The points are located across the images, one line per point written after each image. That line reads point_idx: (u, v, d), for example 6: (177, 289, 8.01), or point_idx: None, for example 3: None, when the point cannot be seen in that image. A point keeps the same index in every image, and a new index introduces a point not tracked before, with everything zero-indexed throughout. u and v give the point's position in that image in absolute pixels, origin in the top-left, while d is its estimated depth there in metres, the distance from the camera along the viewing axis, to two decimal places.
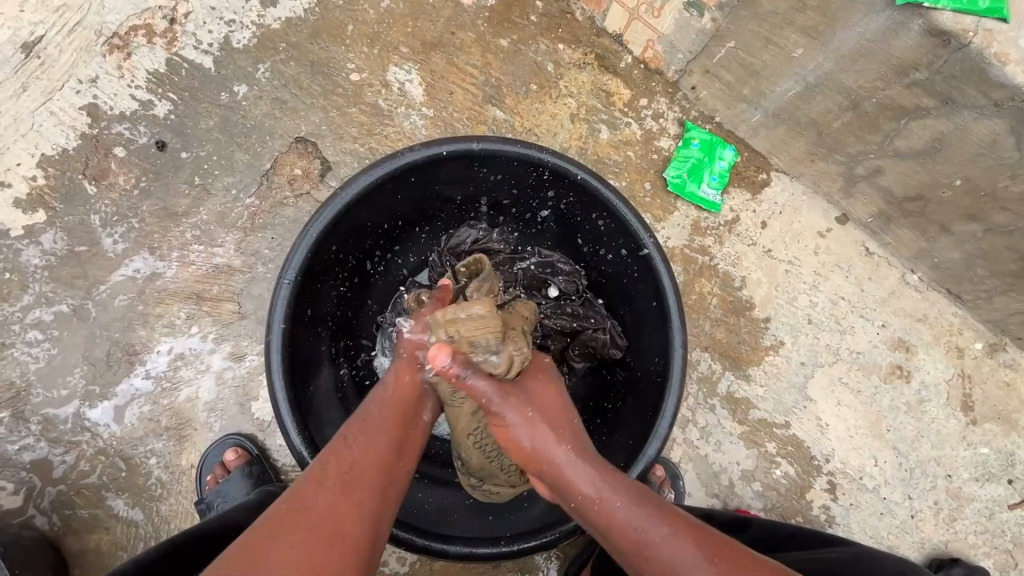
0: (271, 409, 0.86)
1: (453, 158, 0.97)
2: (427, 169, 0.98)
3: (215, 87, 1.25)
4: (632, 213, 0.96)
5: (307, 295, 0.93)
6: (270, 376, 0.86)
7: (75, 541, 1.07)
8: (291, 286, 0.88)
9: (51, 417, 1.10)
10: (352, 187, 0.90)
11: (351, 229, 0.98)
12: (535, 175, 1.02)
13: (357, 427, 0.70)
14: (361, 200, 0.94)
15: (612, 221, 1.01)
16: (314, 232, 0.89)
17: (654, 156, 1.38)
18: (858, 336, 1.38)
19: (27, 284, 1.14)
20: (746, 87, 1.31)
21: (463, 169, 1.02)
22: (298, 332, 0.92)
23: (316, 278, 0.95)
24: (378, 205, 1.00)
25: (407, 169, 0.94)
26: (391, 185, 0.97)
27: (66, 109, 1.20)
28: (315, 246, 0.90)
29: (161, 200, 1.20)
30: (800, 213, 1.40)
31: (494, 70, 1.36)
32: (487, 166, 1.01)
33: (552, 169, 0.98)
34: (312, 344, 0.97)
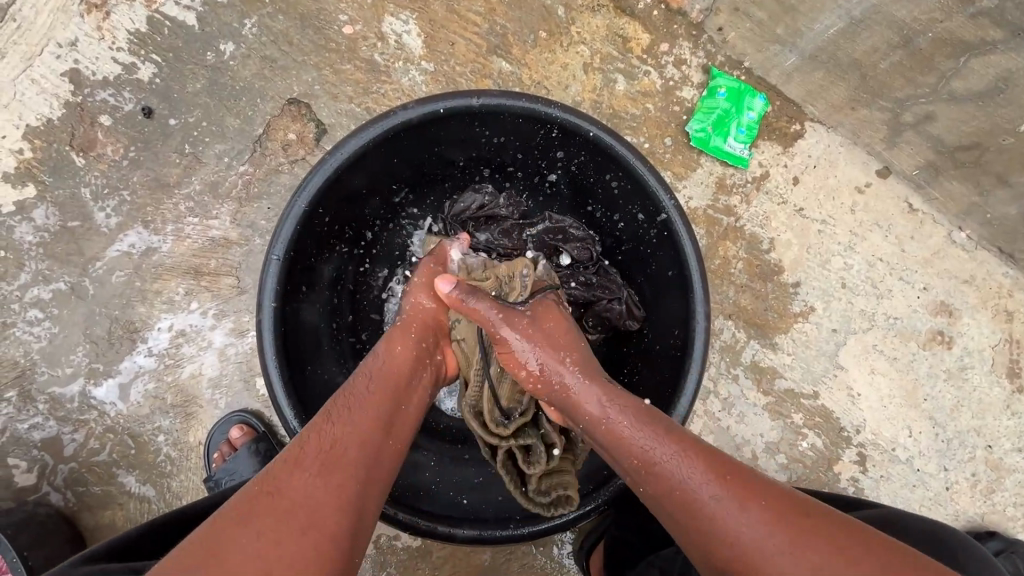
0: (266, 391, 0.82)
1: (452, 116, 0.88)
2: (424, 130, 0.90)
3: (200, 46, 1.17)
4: (651, 173, 0.87)
5: (300, 270, 0.88)
6: (264, 357, 0.82)
7: (90, 517, 1.08)
8: (280, 261, 0.83)
9: (58, 395, 1.09)
10: (341, 152, 0.83)
11: (344, 198, 0.91)
12: (542, 133, 0.93)
13: (341, 401, 0.71)
14: (353, 166, 0.87)
15: (629, 183, 0.92)
16: (303, 203, 0.83)
17: (676, 108, 1.27)
18: (897, 300, 1.28)
19: (23, 262, 1.11)
20: (780, 26, 1.16)
21: (463, 129, 0.93)
22: (292, 310, 0.87)
23: (309, 252, 0.89)
24: (372, 171, 0.92)
25: (400, 130, 0.86)
26: (386, 149, 0.89)
27: (47, 76, 1.14)
28: (304, 217, 0.84)
29: (152, 171, 1.15)
30: (837, 167, 1.28)
31: (499, 17, 1.24)
32: (489, 125, 0.92)
33: (562, 125, 0.89)
34: (309, 322, 0.93)
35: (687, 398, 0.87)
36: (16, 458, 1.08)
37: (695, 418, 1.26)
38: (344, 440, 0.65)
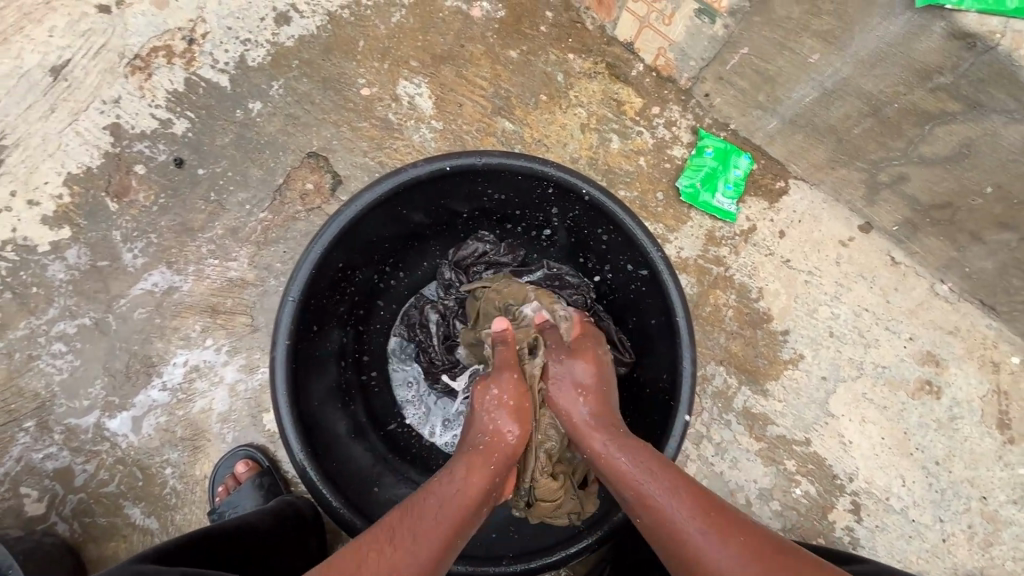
0: (275, 424, 0.87)
1: (458, 173, 0.96)
2: (432, 185, 0.98)
3: (231, 104, 1.29)
4: (640, 227, 0.94)
5: (313, 311, 0.95)
6: (276, 391, 0.87)
7: (94, 549, 1.10)
8: (296, 303, 0.89)
9: (73, 427, 1.14)
10: (356, 204, 0.91)
11: (356, 244, 0.99)
12: (541, 189, 1.01)
13: (414, 512, 0.70)
14: (366, 216, 0.95)
15: (619, 236, 1.00)
16: (319, 248, 0.90)
17: (667, 165, 1.36)
18: (884, 349, 1.33)
19: (53, 298, 1.18)
20: (761, 93, 1.27)
21: (468, 184, 1.01)
22: (304, 348, 0.93)
23: (323, 294, 0.96)
24: (383, 220, 1.00)
25: (411, 185, 0.94)
26: (396, 202, 0.97)
27: (90, 129, 1.25)
28: (319, 263, 0.91)
29: (179, 216, 1.24)
30: (820, 221, 1.35)
31: (504, 82, 1.36)
32: (492, 181, 1.00)
33: (558, 183, 0.97)
34: (319, 360, 0.98)
35: (675, 442, 0.91)
36: (28, 487, 1.11)
37: (690, 462, 1.28)
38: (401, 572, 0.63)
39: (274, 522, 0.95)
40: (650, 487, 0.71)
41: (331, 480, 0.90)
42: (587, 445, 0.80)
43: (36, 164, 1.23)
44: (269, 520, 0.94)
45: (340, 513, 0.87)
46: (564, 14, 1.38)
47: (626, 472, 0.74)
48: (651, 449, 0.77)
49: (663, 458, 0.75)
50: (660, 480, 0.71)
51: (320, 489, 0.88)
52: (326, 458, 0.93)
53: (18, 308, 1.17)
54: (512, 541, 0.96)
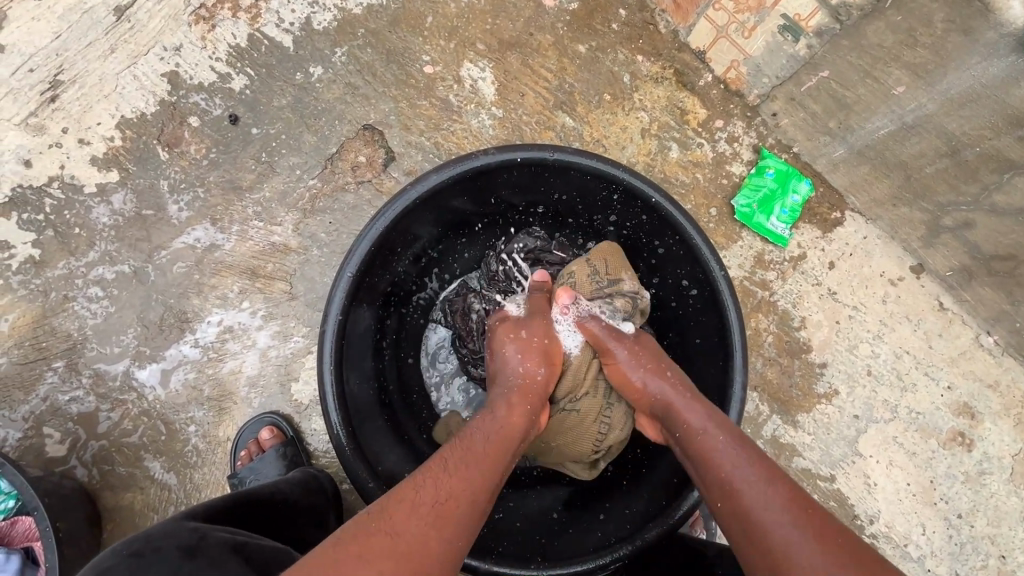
0: (317, 396, 0.86)
1: (527, 165, 0.94)
2: (498, 174, 0.96)
3: (292, 66, 1.26)
4: (706, 243, 0.91)
5: (365, 287, 0.93)
6: (322, 363, 0.87)
7: (111, 496, 1.09)
8: (352, 278, 0.88)
9: (102, 372, 1.13)
10: (422, 184, 0.89)
11: (413, 224, 0.97)
12: (605, 192, 0.99)
13: (466, 441, 0.74)
14: (429, 198, 0.93)
15: (680, 250, 0.97)
16: (380, 226, 0.89)
17: (724, 181, 1.33)
18: (920, 395, 1.30)
19: (94, 241, 1.17)
20: (833, 120, 1.23)
21: (532, 178, 0.99)
22: (352, 323, 0.92)
23: (376, 271, 0.95)
24: (443, 204, 0.98)
25: (477, 172, 0.92)
26: (459, 188, 0.96)
27: (148, 74, 1.23)
28: (378, 241, 0.90)
29: (228, 173, 1.22)
30: (871, 257, 1.32)
31: (569, 76, 1.33)
32: (557, 178, 0.98)
33: (626, 188, 0.94)
34: (364, 337, 0.97)
35: None
36: (51, 428, 1.10)
37: None
38: (458, 498, 0.66)
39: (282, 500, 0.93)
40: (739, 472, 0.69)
41: (366, 460, 0.88)
42: (678, 417, 0.80)
43: (90, 104, 1.21)
44: (298, 494, 0.92)
45: (373, 496, 0.85)
46: (638, 14, 1.34)
47: (717, 450, 0.72)
48: (749, 441, 0.74)
49: (759, 450, 0.72)
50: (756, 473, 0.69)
51: (353, 466, 0.86)
52: (364, 436, 0.91)
53: (58, 247, 1.16)
54: (535, 545, 0.94)
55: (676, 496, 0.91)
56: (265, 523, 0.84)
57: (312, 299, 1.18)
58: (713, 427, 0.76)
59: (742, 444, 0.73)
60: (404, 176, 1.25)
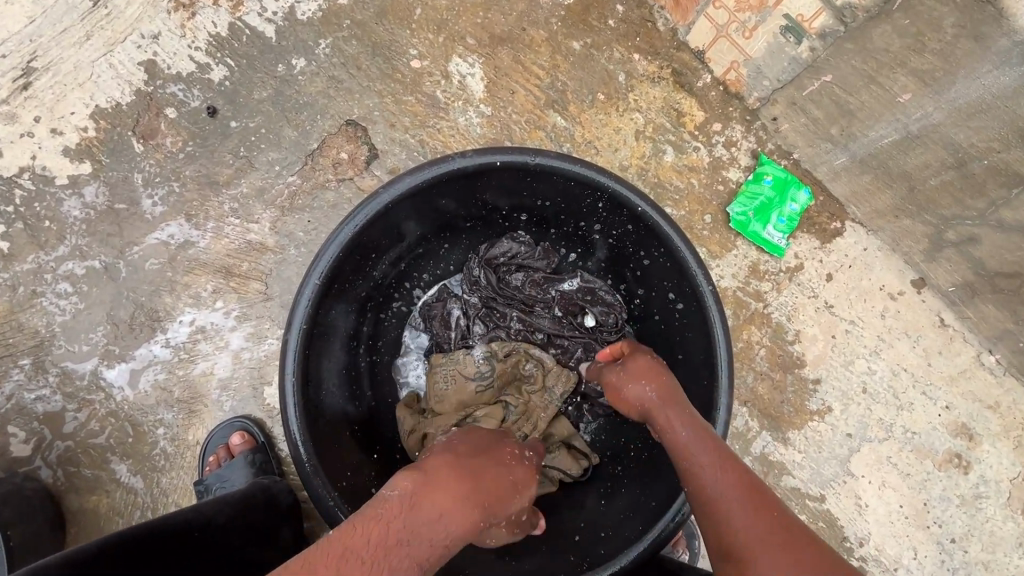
0: (279, 406, 0.82)
1: (508, 169, 0.90)
2: (477, 179, 0.92)
3: (274, 57, 1.21)
4: (693, 256, 0.87)
5: (334, 294, 0.90)
6: (284, 374, 0.83)
7: (75, 499, 1.06)
8: (318, 286, 0.84)
9: (69, 371, 1.09)
10: (394, 188, 0.85)
11: (387, 229, 0.93)
12: (590, 199, 0.94)
13: (408, 545, 0.61)
14: (403, 202, 0.89)
15: (667, 262, 0.93)
16: (349, 231, 0.85)
17: (720, 188, 1.28)
18: (916, 414, 1.26)
19: (64, 235, 1.13)
20: (836, 126, 1.18)
21: (514, 182, 0.94)
22: (320, 332, 0.89)
23: (347, 277, 0.91)
24: (419, 207, 0.94)
25: (454, 175, 0.88)
26: (435, 193, 0.91)
27: (125, 63, 1.19)
28: (347, 246, 0.86)
29: (205, 167, 1.18)
30: (870, 270, 1.28)
31: (562, 73, 1.28)
32: (541, 183, 0.94)
33: (612, 195, 0.89)
34: (333, 345, 0.93)
35: None
36: (15, 428, 1.07)
37: None
38: None
39: (241, 513, 0.88)
40: (715, 475, 0.71)
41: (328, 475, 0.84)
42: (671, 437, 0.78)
43: (64, 92, 1.17)
44: (228, 515, 0.86)
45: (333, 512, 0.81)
46: (635, 11, 1.29)
47: (707, 471, 0.72)
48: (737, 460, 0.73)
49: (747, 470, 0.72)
50: (729, 476, 0.71)
51: (312, 482, 0.81)
52: (330, 448, 0.88)
53: (28, 240, 1.12)
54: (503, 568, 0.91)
55: (653, 521, 0.86)
56: (178, 553, 0.76)
57: (288, 301, 1.14)
58: (703, 448, 0.74)
59: (730, 463, 0.72)
60: (387, 175, 1.21)
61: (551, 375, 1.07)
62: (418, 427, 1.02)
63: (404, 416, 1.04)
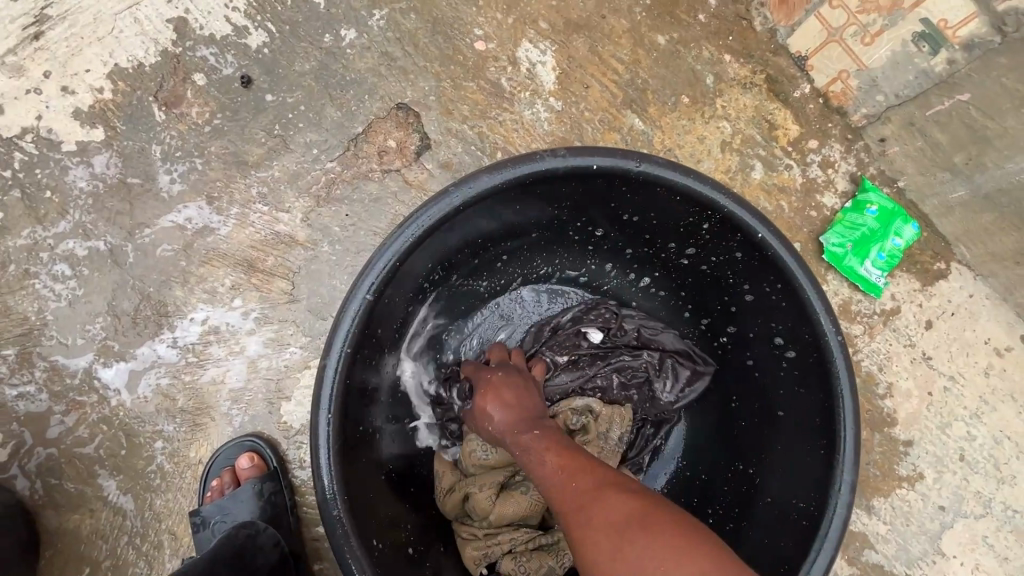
0: (310, 448, 0.68)
1: (602, 176, 0.75)
2: (562, 184, 0.77)
3: (321, 26, 1.07)
4: (823, 299, 0.72)
5: (383, 308, 0.76)
6: (320, 400, 0.69)
7: (53, 517, 0.91)
8: (369, 297, 0.71)
9: (59, 366, 0.94)
10: (469, 188, 0.71)
11: (451, 235, 0.79)
12: (693, 219, 0.79)
13: None
14: (475, 206, 0.74)
15: (781, 301, 0.77)
16: (412, 235, 0.71)
17: (812, 213, 1.12)
18: (1019, 490, 1.10)
19: (66, 209, 0.98)
20: (960, 154, 1.02)
21: (602, 192, 0.79)
22: (364, 353, 0.75)
23: (397, 291, 0.77)
24: (490, 214, 0.79)
25: (539, 179, 0.73)
26: (507, 199, 0.77)
27: (151, 19, 1.04)
28: (403, 257, 0.72)
29: (234, 144, 1.03)
30: (977, 320, 1.11)
31: (643, 69, 1.12)
32: (636, 194, 0.78)
33: (725, 217, 0.74)
34: (375, 368, 0.79)
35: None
36: None
37: None
38: None
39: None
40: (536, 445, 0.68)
41: (362, 535, 0.69)
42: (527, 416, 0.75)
43: (80, 46, 1.02)
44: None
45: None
46: (731, 5, 1.13)
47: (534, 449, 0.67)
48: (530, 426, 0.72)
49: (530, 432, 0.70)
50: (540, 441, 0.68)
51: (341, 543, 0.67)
52: (364, 498, 0.73)
53: (25, 212, 0.98)
54: None
55: None
56: None
57: (315, 306, 0.99)
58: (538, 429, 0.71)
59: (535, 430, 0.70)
60: (439, 169, 1.06)
61: (603, 420, 0.91)
62: (459, 486, 0.85)
63: (442, 471, 0.88)
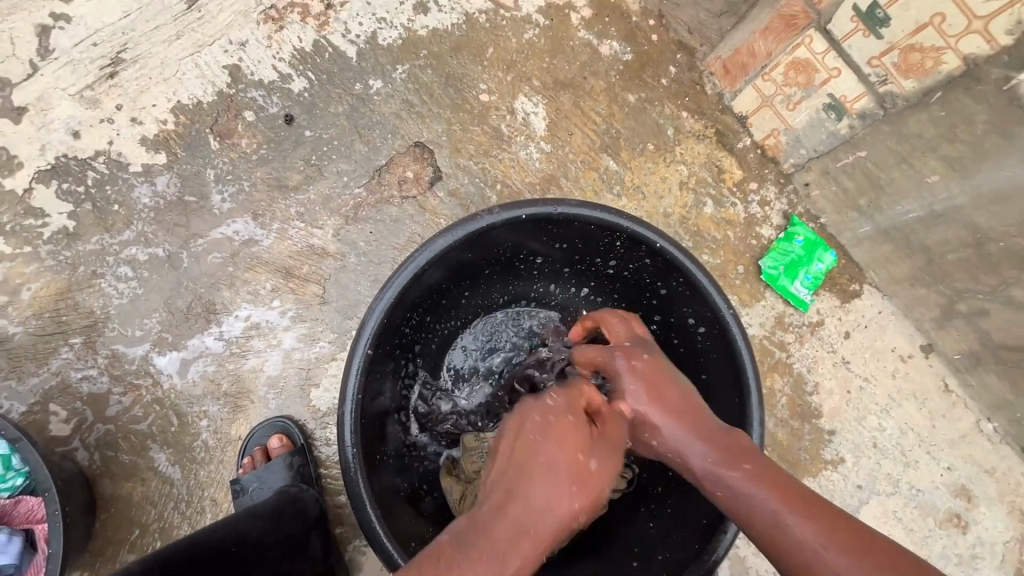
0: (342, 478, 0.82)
1: (531, 220, 0.93)
2: (501, 232, 0.95)
3: (352, 76, 1.28)
4: (712, 283, 0.91)
5: (377, 356, 0.91)
6: (341, 443, 0.83)
7: (109, 485, 1.06)
8: (365, 353, 0.85)
9: (119, 354, 1.10)
10: (428, 250, 0.88)
11: (421, 286, 0.95)
12: (609, 239, 0.98)
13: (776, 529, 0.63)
14: (435, 262, 0.91)
15: (687, 290, 0.96)
16: (389, 295, 0.86)
17: (753, 242, 1.37)
18: (921, 472, 1.33)
19: (131, 221, 1.16)
20: (864, 198, 1.29)
21: (536, 232, 0.98)
22: (368, 394, 0.90)
23: (387, 340, 0.92)
24: (450, 264, 0.96)
25: (484, 231, 0.91)
26: (462, 249, 0.94)
27: (210, 65, 1.24)
28: (387, 313, 0.87)
29: (276, 171, 1.22)
30: (885, 331, 1.37)
31: (617, 121, 1.38)
32: (561, 229, 0.97)
33: (630, 235, 0.93)
34: (377, 404, 0.94)
35: None
36: (58, 406, 1.08)
37: None
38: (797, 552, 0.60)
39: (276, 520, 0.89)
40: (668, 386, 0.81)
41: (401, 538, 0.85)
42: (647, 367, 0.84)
43: (148, 85, 1.21)
44: (263, 529, 0.86)
45: None
46: (687, 73, 1.40)
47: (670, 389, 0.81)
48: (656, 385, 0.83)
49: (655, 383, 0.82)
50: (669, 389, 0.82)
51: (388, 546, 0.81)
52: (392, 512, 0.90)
53: (94, 221, 1.15)
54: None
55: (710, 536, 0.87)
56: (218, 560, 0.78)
57: (343, 307, 1.17)
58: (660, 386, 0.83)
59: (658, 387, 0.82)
60: (448, 197, 1.27)
61: None
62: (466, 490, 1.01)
63: (451, 486, 1.04)
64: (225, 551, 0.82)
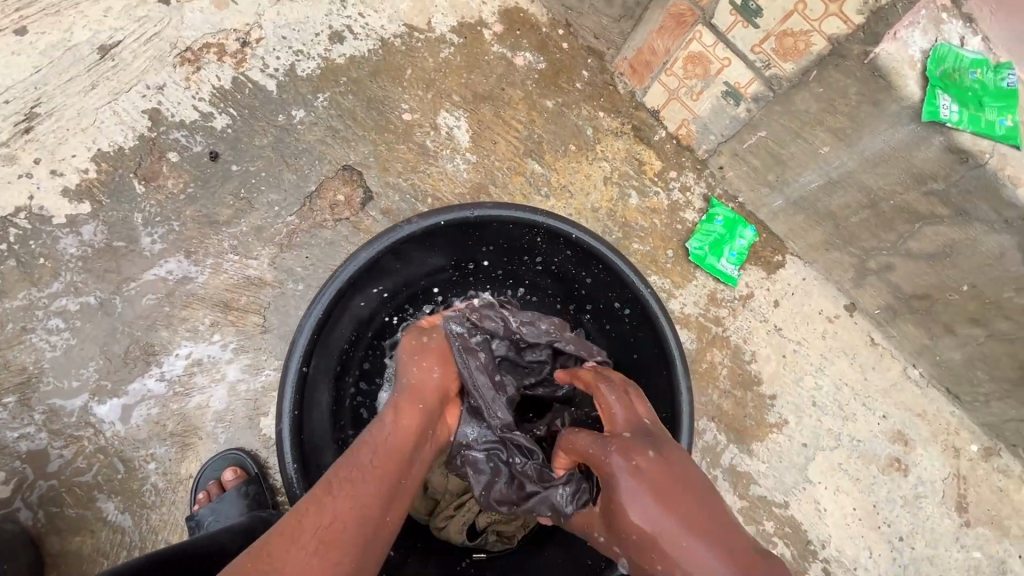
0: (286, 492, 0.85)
1: (450, 226, 0.98)
2: (425, 240, 0.99)
3: (274, 108, 1.31)
4: (627, 265, 0.97)
5: (314, 371, 0.93)
6: (283, 459, 0.86)
7: (56, 542, 1.04)
8: (299, 368, 0.88)
9: (57, 408, 1.09)
10: (352, 264, 0.91)
11: (352, 301, 0.98)
12: (529, 236, 1.03)
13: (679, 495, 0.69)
14: (362, 274, 0.95)
15: (607, 276, 1.02)
16: (318, 311, 0.90)
17: (678, 226, 1.45)
18: (859, 424, 1.41)
19: (58, 272, 1.15)
20: (771, 173, 1.38)
21: (459, 236, 1.03)
22: (308, 409, 0.92)
23: (324, 356, 0.95)
24: (379, 277, 1.00)
25: (406, 240, 0.95)
26: (388, 259, 0.98)
27: (129, 110, 1.25)
28: (317, 329, 0.90)
29: (206, 208, 1.23)
30: (810, 296, 1.46)
31: (538, 127, 1.44)
32: (482, 232, 1.02)
33: (547, 229, 0.99)
34: (319, 420, 0.96)
35: None
36: None
37: None
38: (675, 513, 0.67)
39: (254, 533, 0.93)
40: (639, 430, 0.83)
41: None
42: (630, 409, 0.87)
43: (66, 136, 1.22)
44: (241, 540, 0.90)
45: None
46: (598, 76, 1.49)
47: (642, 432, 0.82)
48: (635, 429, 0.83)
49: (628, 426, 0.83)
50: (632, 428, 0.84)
51: None
52: None
53: (21, 277, 1.14)
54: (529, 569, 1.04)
55: None
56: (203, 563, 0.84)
57: (285, 333, 1.19)
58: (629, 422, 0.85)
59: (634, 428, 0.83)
60: (381, 215, 1.31)
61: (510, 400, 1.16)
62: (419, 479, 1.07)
63: None
64: (210, 558, 0.86)
